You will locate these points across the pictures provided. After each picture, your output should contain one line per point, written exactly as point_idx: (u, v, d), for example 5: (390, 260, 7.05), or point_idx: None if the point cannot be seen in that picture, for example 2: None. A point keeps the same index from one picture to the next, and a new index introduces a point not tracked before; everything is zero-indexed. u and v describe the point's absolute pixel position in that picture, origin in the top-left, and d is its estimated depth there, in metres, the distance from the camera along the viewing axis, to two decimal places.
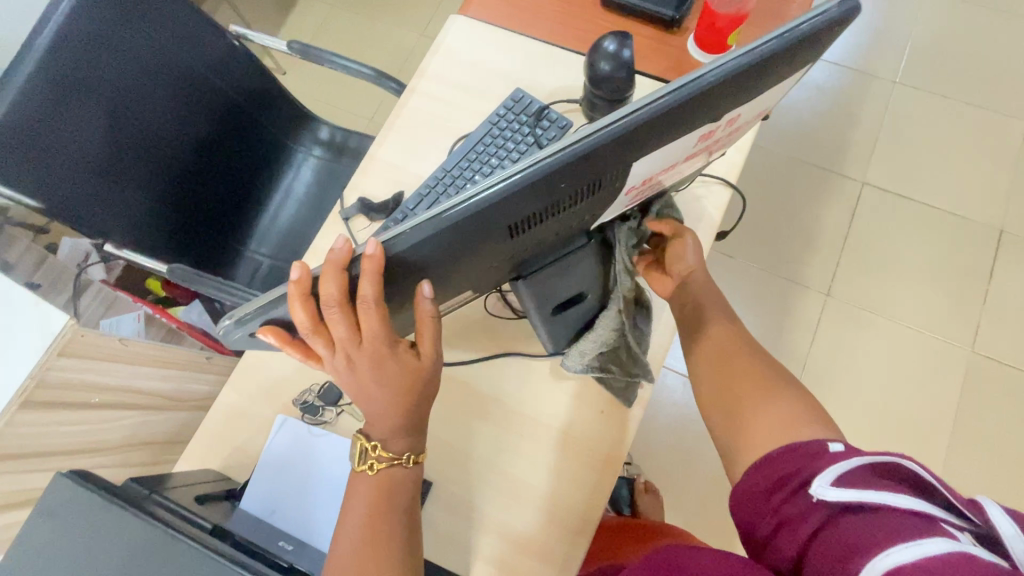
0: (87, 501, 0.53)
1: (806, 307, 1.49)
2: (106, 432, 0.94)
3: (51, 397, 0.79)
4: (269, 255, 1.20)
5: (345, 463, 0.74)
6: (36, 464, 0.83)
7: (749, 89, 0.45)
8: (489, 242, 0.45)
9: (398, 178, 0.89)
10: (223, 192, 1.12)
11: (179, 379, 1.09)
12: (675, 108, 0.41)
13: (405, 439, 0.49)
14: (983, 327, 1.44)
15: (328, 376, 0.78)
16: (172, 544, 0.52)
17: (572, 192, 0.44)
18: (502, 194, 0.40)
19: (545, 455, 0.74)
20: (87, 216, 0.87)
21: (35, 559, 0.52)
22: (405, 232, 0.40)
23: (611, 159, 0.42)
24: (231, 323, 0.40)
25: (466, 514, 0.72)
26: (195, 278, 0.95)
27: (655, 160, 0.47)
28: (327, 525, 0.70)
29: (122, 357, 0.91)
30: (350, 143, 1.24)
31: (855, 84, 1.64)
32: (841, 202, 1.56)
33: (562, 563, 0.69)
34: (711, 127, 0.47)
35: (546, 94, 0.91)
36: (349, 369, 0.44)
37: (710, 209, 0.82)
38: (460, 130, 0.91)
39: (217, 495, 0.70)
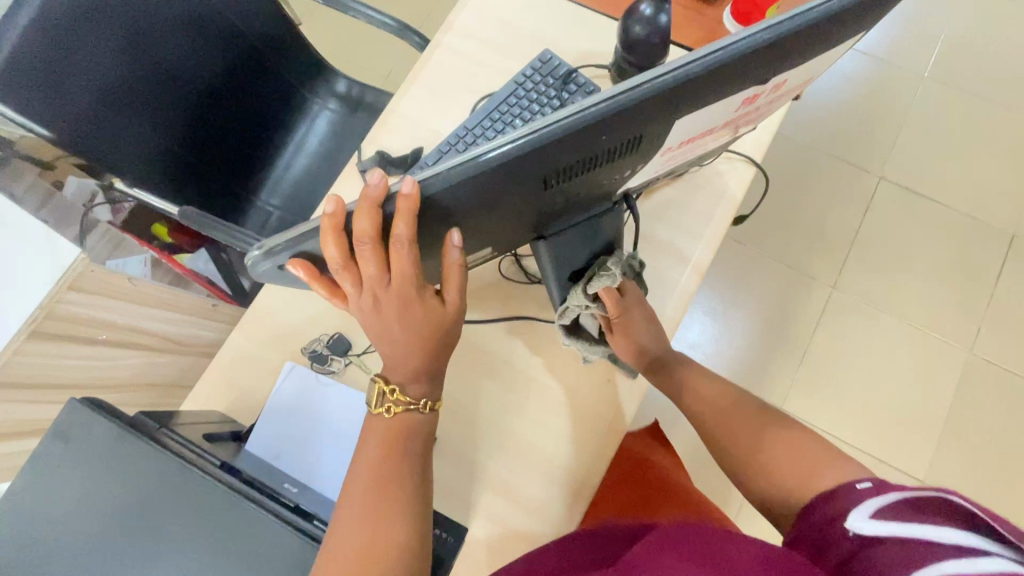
0: (101, 429, 0.54)
1: (811, 298, 1.49)
2: (111, 369, 0.94)
3: (59, 330, 0.78)
4: (279, 207, 1.19)
5: (352, 413, 0.74)
6: (41, 396, 0.83)
7: (801, 54, 0.43)
8: (523, 191, 0.45)
9: (418, 133, 0.87)
10: (236, 139, 1.10)
11: (184, 323, 1.08)
12: (728, 63, 0.40)
13: (423, 385, 0.53)
14: (984, 330, 1.44)
15: (337, 327, 0.78)
16: (184, 474, 0.52)
17: (612, 145, 0.43)
18: (545, 141, 0.39)
19: (550, 419, 0.74)
20: (99, 151, 0.85)
21: (47, 482, 0.52)
22: (442, 172, 0.39)
23: (655, 113, 0.42)
24: (261, 253, 0.41)
25: (468, 470, 0.73)
26: (205, 223, 0.94)
27: (697, 121, 0.46)
28: (331, 470, 0.71)
29: (131, 297, 0.91)
30: (367, 98, 1.22)
31: (883, 77, 1.60)
32: (857, 195, 1.54)
33: (559, 523, 0.71)
34: (758, 90, 0.46)
35: (574, 58, 0.89)
36: (376, 308, 0.46)
37: (734, 186, 0.81)
38: (484, 89, 0.89)
39: (222, 435, 0.70)
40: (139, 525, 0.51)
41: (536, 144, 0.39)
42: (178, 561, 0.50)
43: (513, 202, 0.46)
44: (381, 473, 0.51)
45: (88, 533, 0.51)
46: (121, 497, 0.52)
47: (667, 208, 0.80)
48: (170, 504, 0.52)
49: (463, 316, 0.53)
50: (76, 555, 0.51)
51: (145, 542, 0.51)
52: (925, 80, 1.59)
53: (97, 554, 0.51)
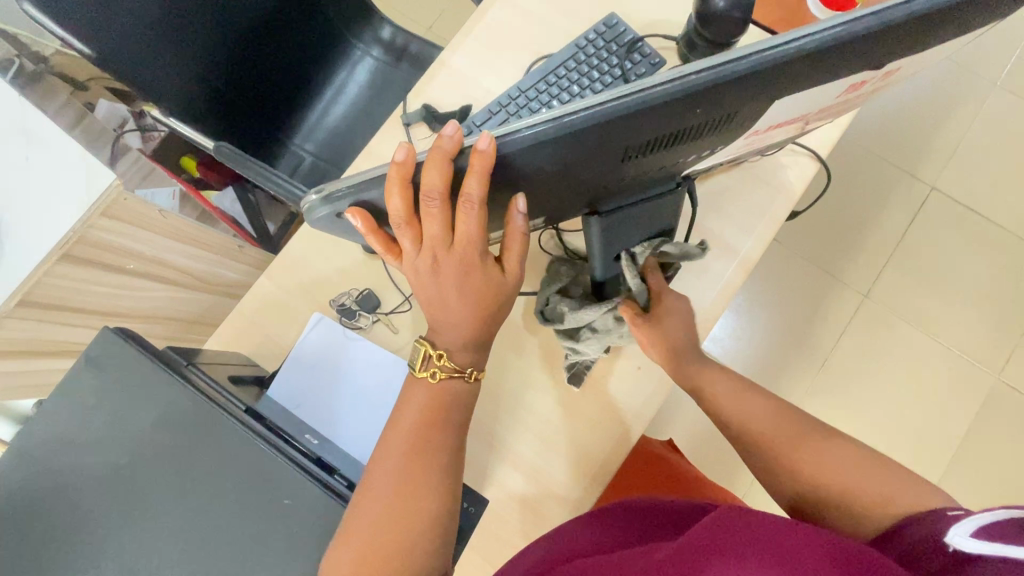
0: (132, 362, 0.53)
1: (841, 305, 1.45)
2: (136, 299, 0.94)
3: (87, 256, 0.78)
4: (313, 153, 1.17)
5: (375, 371, 0.73)
6: (68, 318, 0.83)
7: (924, 42, 0.39)
8: (598, 163, 0.42)
9: (467, 92, 0.83)
10: (276, 78, 1.06)
11: (209, 262, 1.07)
12: (850, 41, 0.36)
13: (469, 355, 0.51)
14: (1016, 356, 1.39)
15: (367, 283, 0.76)
16: (213, 416, 0.52)
17: (700, 122, 0.40)
18: (633, 108, 0.36)
19: (576, 401, 0.72)
20: (138, 74, 0.83)
21: (71, 411, 0.52)
22: (521, 131, 0.36)
23: (756, 90, 0.38)
24: (320, 199, 0.38)
25: (487, 441, 0.72)
26: (239, 159, 0.92)
27: (792, 105, 0.42)
28: (350, 427, 0.70)
29: (160, 231, 0.91)
30: (412, 48, 1.17)
31: (953, 80, 1.50)
32: (904, 204, 1.47)
33: (574, 505, 0.70)
34: (866, 77, 0.41)
35: (640, 25, 0.83)
36: (432, 270, 0.44)
37: (794, 181, 0.76)
38: (542, 51, 0.84)
39: (246, 379, 0.69)
40: (162, 464, 0.51)
41: (626, 110, 0.36)
42: (201, 503, 0.50)
43: (585, 173, 0.43)
44: (418, 441, 0.50)
45: (112, 465, 0.51)
46: (147, 433, 0.51)
47: (721, 196, 0.76)
48: (196, 444, 0.51)
49: (517, 285, 0.50)
50: (99, 484, 0.50)
51: (169, 480, 0.50)
52: (997, 87, 1.49)
53: (119, 487, 0.50)
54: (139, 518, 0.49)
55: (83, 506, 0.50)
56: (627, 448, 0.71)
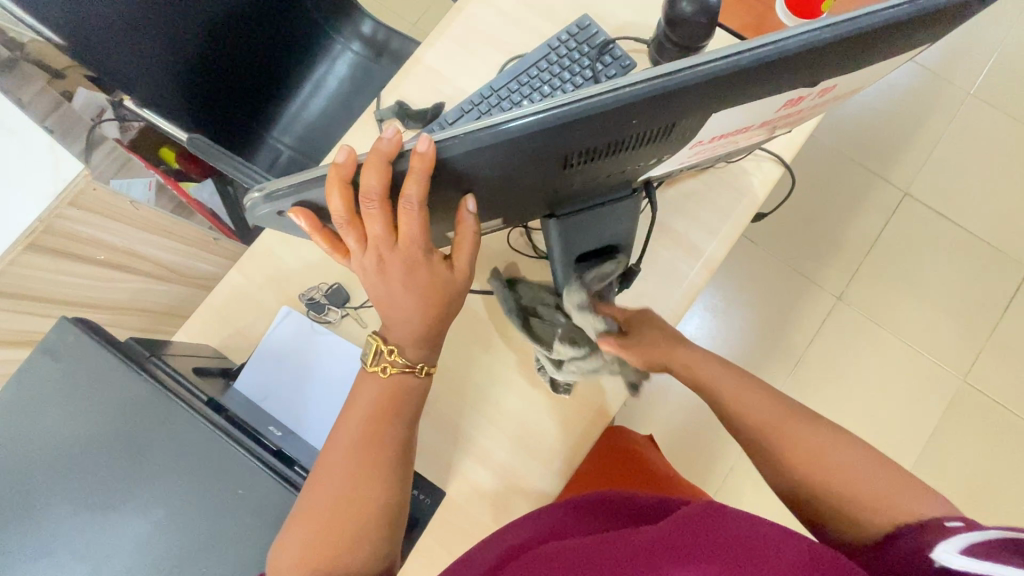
0: (91, 351, 0.53)
1: (814, 306, 1.48)
2: (108, 291, 0.94)
3: (55, 245, 0.78)
4: (290, 147, 1.17)
5: (342, 365, 0.73)
6: (36, 307, 0.83)
7: (858, 61, 0.40)
8: (542, 169, 0.42)
9: (442, 89, 0.84)
10: (254, 70, 1.06)
11: (182, 254, 1.07)
12: (781, 60, 0.37)
13: (421, 349, 0.52)
14: (982, 359, 1.43)
15: (337, 278, 0.77)
16: (169, 406, 0.52)
17: (640, 133, 0.41)
18: (568, 119, 0.36)
19: (540, 397, 0.74)
20: (109, 62, 0.82)
21: (27, 400, 0.52)
22: (458, 137, 0.36)
23: (692, 102, 0.38)
24: (262, 198, 0.38)
25: (452, 436, 0.73)
26: (211, 152, 0.91)
27: (733, 118, 0.43)
28: (316, 420, 0.71)
29: (131, 221, 0.91)
30: (392, 44, 1.17)
31: (926, 90, 1.53)
32: (878, 208, 1.50)
33: (537, 499, 0.71)
34: (803, 93, 0.42)
35: (614, 27, 0.84)
36: (379, 269, 0.45)
37: (758, 186, 0.78)
38: (516, 51, 0.85)
39: (212, 371, 0.70)
40: (118, 454, 0.51)
41: (561, 119, 0.36)
42: (157, 493, 0.50)
43: (528, 178, 0.43)
44: (370, 432, 0.50)
45: (68, 451, 0.51)
46: (104, 423, 0.52)
47: (686, 199, 0.78)
48: (153, 435, 0.51)
49: (469, 285, 0.51)
50: (55, 474, 0.50)
51: (125, 468, 0.51)
52: (970, 97, 1.52)
53: (74, 473, 0.51)
54: (94, 508, 0.50)
55: (37, 493, 0.50)
56: (589, 443, 0.72)
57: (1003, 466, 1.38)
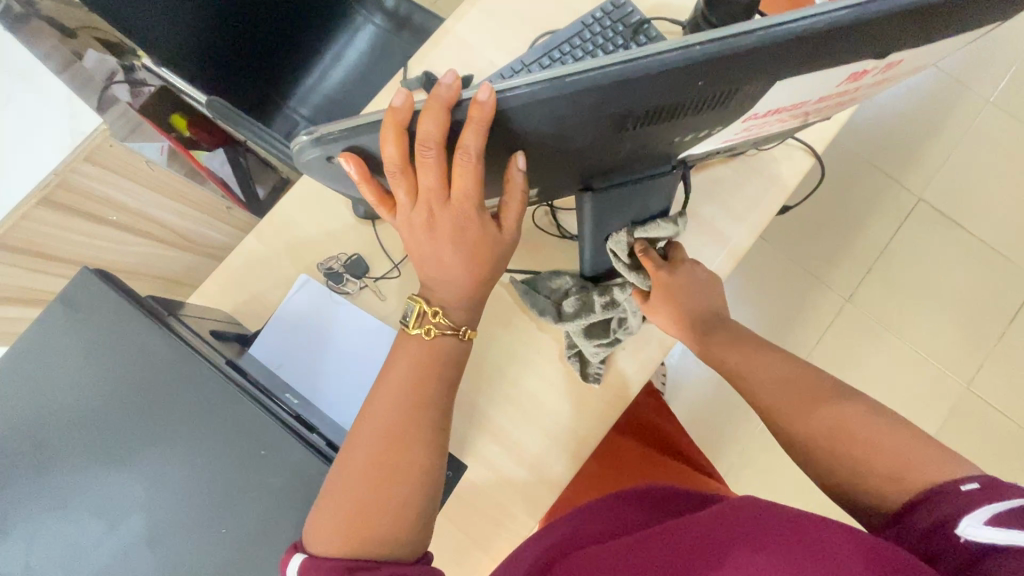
0: (112, 304, 0.52)
1: (823, 307, 1.47)
2: (118, 253, 0.92)
3: (68, 202, 0.76)
4: (308, 118, 1.15)
5: (360, 336, 0.72)
6: (46, 266, 0.81)
7: (929, 35, 0.39)
8: (597, 131, 0.41)
9: (469, 62, 0.82)
10: (274, 36, 1.04)
11: (194, 220, 1.05)
12: (856, 25, 0.35)
13: (464, 312, 0.51)
14: (986, 367, 1.43)
15: (357, 248, 0.76)
16: (193, 363, 0.51)
17: (702, 96, 0.40)
18: (634, 75, 0.36)
19: (559, 378, 0.73)
20: (129, 14, 0.80)
21: (47, 351, 0.51)
22: (521, 87, 0.35)
23: (760, 67, 0.37)
24: (312, 140, 0.37)
25: (468, 413, 0.72)
26: (231, 116, 0.89)
27: (793, 89, 0.42)
28: (332, 390, 0.70)
29: (145, 181, 0.89)
30: (414, 18, 1.13)
31: (946, 95, 1.52)
32: (891, 212, 1.50)
33: (551, 479, 0.71)
34: (869, 66, 0.41)
35: (648, 7, 0.82)
36: (428, 225, 0.44)
37: (788, 176, 0.77)
38: (547, 27, 0.83)
39: (228, 336, 0.69)
40: (140, 409, 0.50)
41: (628, 76, 0.36)
42: (179, 450, 0.49)
43: (581, 141, 0.42)
44: (410, 394, 0.50)
45: (87, 405, 0.50)
46: (125, 378, 0.50)
47: (713, 185, 0.77)
48: (176, 393, 0.50)
49: (512, 247, 0.51)
50: (75, 426, 0.49)
51: (145, 425, 0.50)
52: (989, 104, 1.51)
53: (94, 427, 0.49)
54: (114, 463, 0.49)
55: (55, 446, 0.49)
56: (607, 426, 0.72)
57: (1004, 474, 1.38)
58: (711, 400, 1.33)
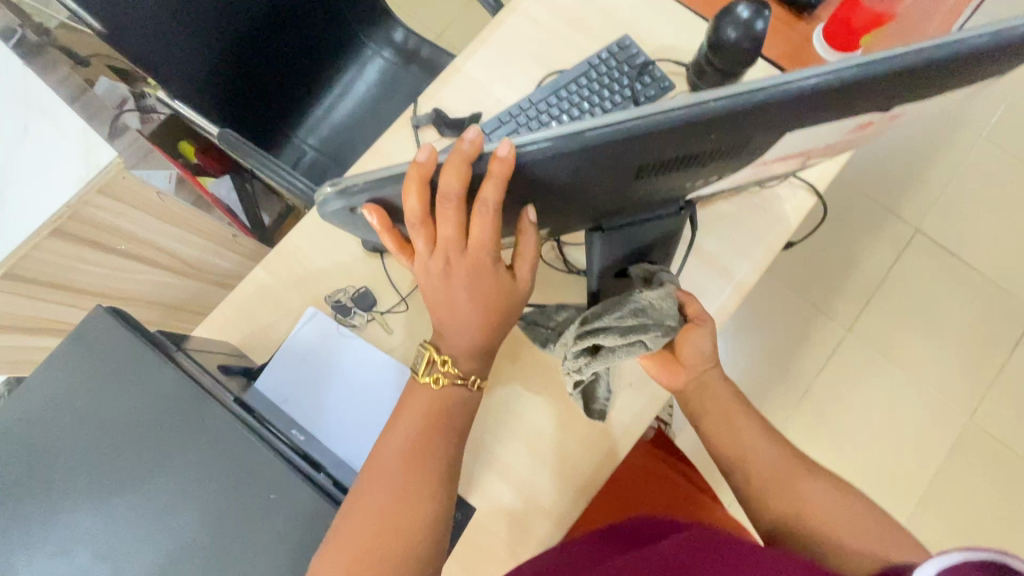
0: (124, 341, 0.52)
1: (823, 336, 1.48)
2: (124, 281, 0.92)
3: (79, 233, 0.76)
4: (316, 147, 1.16)
5: (365, 370, 0.72)
6: (53, 296, 0.81)
7: (932, 87, 0.40)
8: (612, 180, 0.42)
9: (478, 99, 0.84)
10: (284, 68, 1.06)
11: (201, 248, 1.05)
12: (865, 81, 0.36)
13: (475, 361, 0.51)
14: (988, 399, 1.43)
15: (365, 281, 0.76)
16: (205, 403, 0.51)
17: (714, 147, 0.41)
18: (650, 128, 0.36)
19: (566, 413, 0.72)
20: (144, 49, 0.82)
21: (55, 387, 0.50)
22: (540, 142, 0.36)
23: (771, 119, 0.38)
24: (336, 192, 0.38)
25: (475, 449, 0.72)
26: (242, 148, 0.91)
27: (803, 138, 0.43)
28: (335, 426, 0.69)
29: (154, 212, 0.89)
30: (423, 53, 1.16)
31: (940, 130, 1.55)
32: (890, 243, 1.51)
33: (558, 518, 0.70)
34: (874, 117, 0.42)
35: (653, 49, 0.85)
36: (444, 272, 0.44)
37: (791, 213, 0.78)
38: (555, 66, 0.85)
39: (234, 369, 0.68)
40: (149, 447, 0.49)
41: (644, 130, 0.36)
42: (187, 490, 0.49)
43: (596, 188, 0.43)
44: (420, 442, 0.50)
45: (98, 444, 0.49)
46: (133, 415, 0.50)
47: (718, 223, 0.78)
48: (187, 434, 0.50)
49: (525, 296, 0.51)
50: (81, 464, 0.49)
51: (154, 464, 0.49)
52: (981, 138, 1.54)
53: (103, 465, 0.49)
54: (122, 505, 0.48)
55: (61, 487, 0.48)
56: (615, 462, 0.71)
57: (1012, 509, 1.37)
58: None
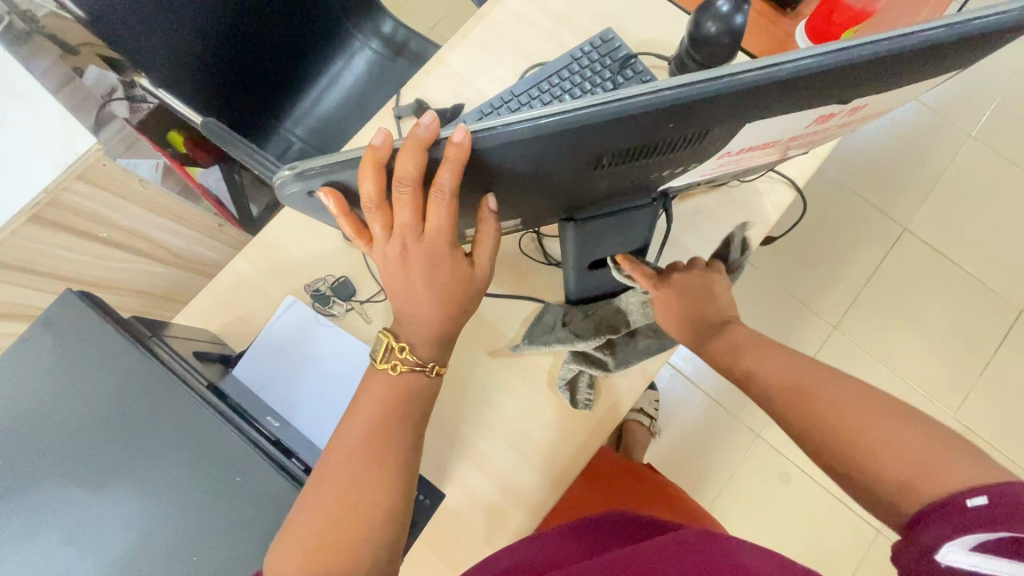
0: (94, 325, 0.52)
1: (810, 333, 1.49)
2: (107, 269, 0.92)
3: (58, 219, 0.76)
4: (302, 138, 1.17)
5: (341, 359, 0.72)
6: (33, 282, 0.81)
7: (890, 81, 0.40)
8: (572, 169, 0.42)
9: (461, 91, 0.85)
10: (271, 58, 1.06)
11: (182, 237, 1.04)
12: (820, 73, 0.37)
13: (434, 348, 0.52)
14: (971, 397, 1.44)
15: (344, 271, 0.77)
16: (174, 388, 0.51)
17: (674, 137, 0.41)
18: (606, 116, 0.37)
19: (542, 403, 0.73)
20: (127, 37, 0.82)
21: (25, 370, 0.51)
22: (496, 127, 0.36)
23: (729, 109, 0.39)
24: (292, 174, 0.37)
25: (451, 438, 0.72)
26: (225, 137, 0.90)
27: (764, 129, 0.43)
28: (310, 413, 0.69)
29: (135, 200, 0.89)
30: (411, 45, 1.16)
31: (929, 129, 1.56)
32: (878, 242, 1.52)
33: (532, 507, 0.70)
34: (835, 109, 0.42)
35: (636, 42, 0.85)
36: (402, 258, 0.44)
37: (771, 209, 0.78)
38: (539, 59, 0.85)
39: (211, 356, 0.69)
40: (117, 431, 0.50)
41: (601, 117, 0.37)
42: (155, 472, 0.49)
43: (557, 177, 0.43)
44: (380, 428, 0.50)
45: (65, 426, 0.50)
46: (101, 398, 0.50)
47: (697, 216, 0.79)
48: (154, 418, 0.50)
49: (485, 284, 0.52)
50: (48, 447, 0.49)
51: (121, 447, 0.49)
52: (970, 138, 1.55)
53: (70, 448, 0.49)
54: (88, 487, 0.48)
55: (28, 465, 0.48)
56: (589, 452, 0.72)
57: None
58: (700, 425, 1.33)
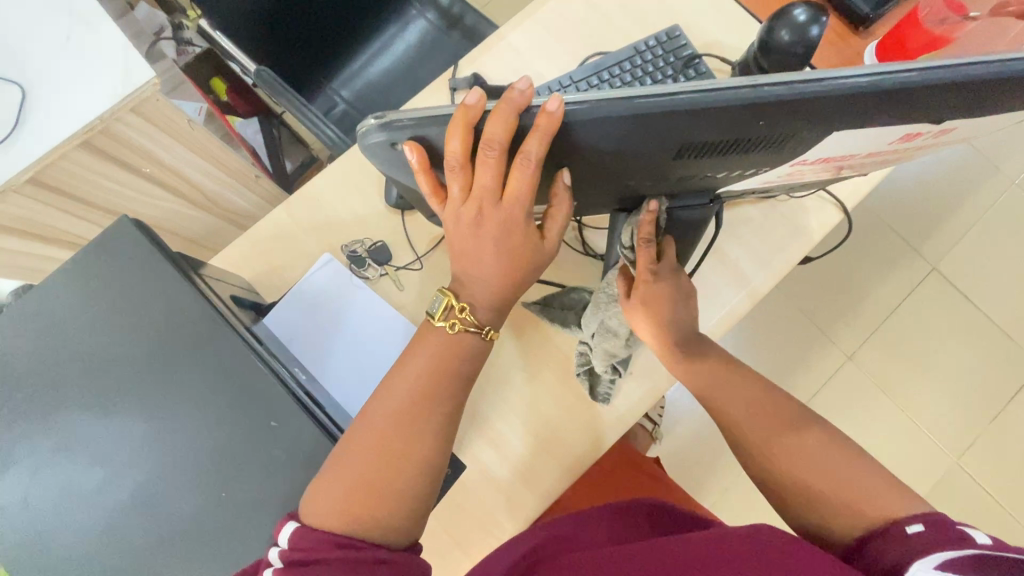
0: (144, 254, 0.52)
1: (823, 360, 1.48)
2: (144, 204, 0.92)
3: (105, 147, 0.76)
4: (347, 100, 1.15)
5: (371, 322, 0.72)
6: (72, 207, 0.82)
7: (988, 108, 0.39)
8: (652, 156, 0.42)
9: (518, 71, 0.84)
10: (326, 15, 1.05)
11: (220, 183, 1.03)
12: (923, 88, 0.36)
13: (491, 313, 0.53)
14: (977, 444, 1.43)
15: (383, 236, 0.77)
16: (217, 327, 0.51)
17: (760, 136, 0.40)
18: (700, 105, 0.36)
19: (564, 392, 0.73)
20: None
21: (72, 290, 0.51)
22: (590, 103, 0.36)
23: (822, 115, 0.38)
24: (380, 124, 0.38)
25: (468, 415, 0.73)
26: (275, 88, 0.90)
27: (848, 141, 0.42)
28: (336, 371, 0.69)
29: (183, 140, 0.88)
30: (466, 20, 1.13)
31: (973, 172, 1.53)
32: (905, 278, 1.50)
33: (541, 492, 0.70)
34: (925, 129, 0.41)
35: (701, 43, 0.84)
36: (476, 222, 0.45)
37: (815, 227, 0.77)
38: (600, 48, 0.84)
39: (245, 303, 0.69)
40: (158, 361, 0.50)
41: (695, 105, 0.36)
42: (191, 407, 0.49)
43: (636, 163, 0.43)
44: (424, 389, 0.50)
45: (108, 349, 0.50)
46: (146, 328, 0.51)
47: (741, 226, 0.78)
48: (196, 355, 0.51)
49: (549, 257, 0.52)
50: (89, 368, 0.49)
51: (161, 377, 0.50)
52: (1014, 185, 1.52)
53: (111, 372, 0.50)
54: (124, 412, 0.49)
55: (70, 385, 0.49)
56: (605, 445, 0.72)
57: None
58: (704, 437, 1.32)
